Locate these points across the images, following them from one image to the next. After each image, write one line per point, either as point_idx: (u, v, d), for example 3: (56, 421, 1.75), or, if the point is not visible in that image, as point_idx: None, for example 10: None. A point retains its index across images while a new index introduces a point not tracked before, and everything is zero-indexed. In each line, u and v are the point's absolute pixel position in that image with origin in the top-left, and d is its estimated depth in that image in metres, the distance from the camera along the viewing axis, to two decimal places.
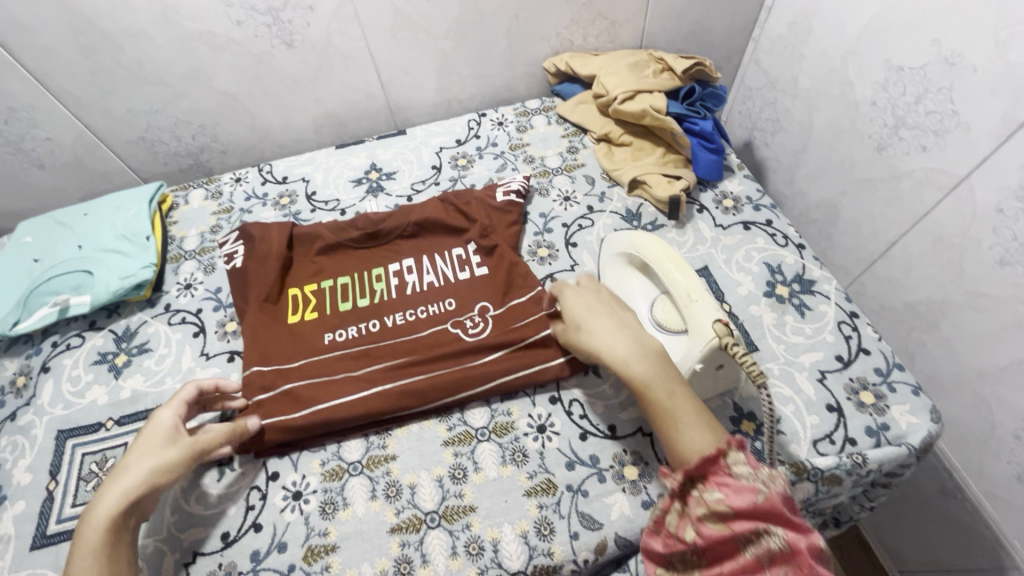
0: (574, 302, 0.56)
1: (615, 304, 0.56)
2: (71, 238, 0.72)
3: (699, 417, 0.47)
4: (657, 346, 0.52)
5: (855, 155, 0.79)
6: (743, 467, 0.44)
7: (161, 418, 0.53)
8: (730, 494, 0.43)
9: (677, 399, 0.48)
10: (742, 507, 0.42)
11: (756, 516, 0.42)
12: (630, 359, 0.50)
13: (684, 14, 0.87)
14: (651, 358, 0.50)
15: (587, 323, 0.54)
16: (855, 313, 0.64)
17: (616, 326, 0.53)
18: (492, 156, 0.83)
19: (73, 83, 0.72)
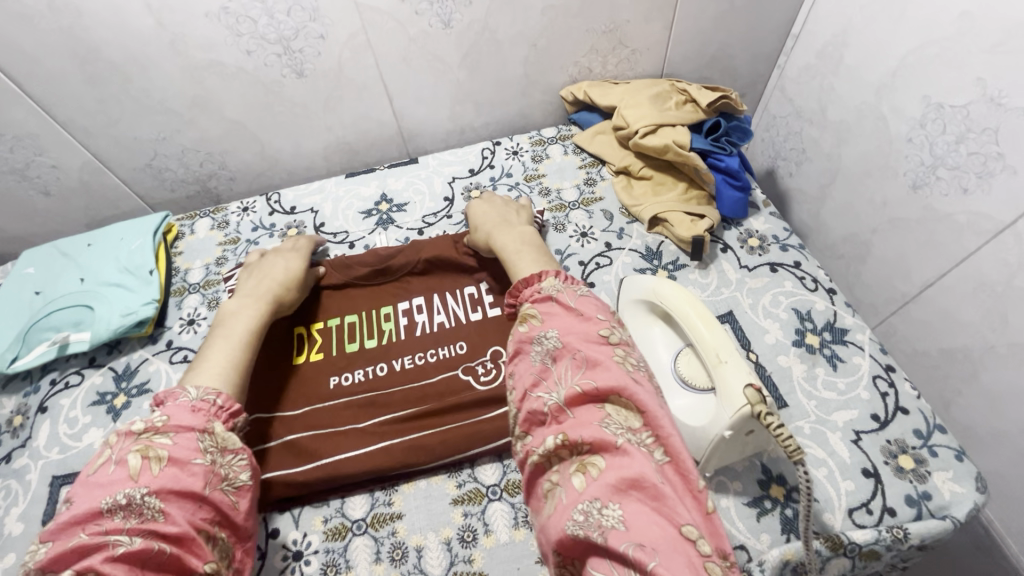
0: (482, 207, 0.69)
1: (509, 215, 0.66)
2: (73, 271, 0.70)
3: (535, 257, 0.58)
4: (518, 227, 0.64)
5: (887, 192, 0.76)
6: (550, 283, 0.51)
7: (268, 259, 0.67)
8: (584, 343, 0.44)
9: (519, 254, 0.58)
10: (545, 309, 0.48)
11: (604, 368, 0.42)
12: (502, 242, 0.61)
13: (707, 42, 0.84)
14: (524, 246, 0.60)
15: (484, 213, 0.67)
16: (891, 366, 0.60)
17: (504, 219, 0.65)
18: (506, 187, 0.80)
19: (80, 111, 0.70)
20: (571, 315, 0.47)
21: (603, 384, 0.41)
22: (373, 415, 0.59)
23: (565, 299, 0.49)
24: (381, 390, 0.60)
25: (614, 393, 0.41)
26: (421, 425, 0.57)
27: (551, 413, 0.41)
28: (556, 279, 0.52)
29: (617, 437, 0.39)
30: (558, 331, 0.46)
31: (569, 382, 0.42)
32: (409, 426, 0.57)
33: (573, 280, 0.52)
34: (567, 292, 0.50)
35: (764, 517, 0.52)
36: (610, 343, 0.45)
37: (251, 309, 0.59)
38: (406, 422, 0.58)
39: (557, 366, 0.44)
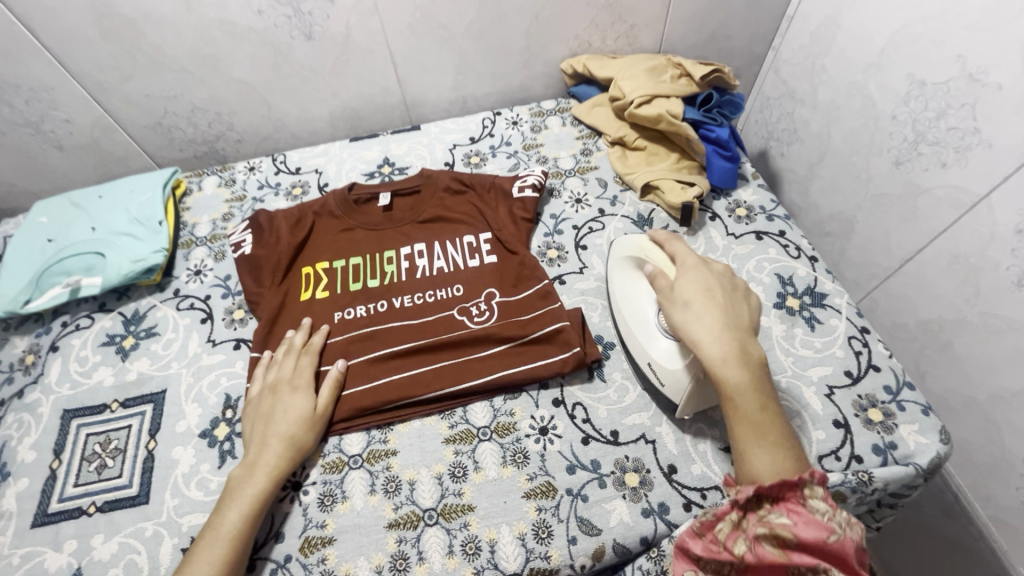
0: (691, 279, 0.54)
1: (733, 299, 0.53)
2: (85, 220, 0.73)
3: (782, 428, 0.46)
4: (755, 351, 0.50)
5: (872, 169, 0.78)
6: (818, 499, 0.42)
7: (280, 369, 0.60)
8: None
9: (773, 410, 0.47)
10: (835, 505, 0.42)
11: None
12: (746, 390, 0.47)
13: (704, 20, 0.86)
14: (767, 393, 0.48)
15: (724, 315, 0.51)
16: (866, 328, 0.63)
17: (746, 323, 0.52)
18: (505, 155, 0.83)
19: (94, 66, 0.73)
20: (846, 560, 0.40)
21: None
22: (371, 348, 0.62)
23: (846, 538, 0.40)
24: (381, 325, 0.64)
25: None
26: (419, 362, 0.61)
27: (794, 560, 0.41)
28: (820, 488, 0.43)
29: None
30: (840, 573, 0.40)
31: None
32: (408, 364, 0.61)
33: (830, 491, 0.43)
34: (848, 529, 0.41)
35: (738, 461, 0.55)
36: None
37: (275, 447, 0.54)
38: (405, 359, 0.61)
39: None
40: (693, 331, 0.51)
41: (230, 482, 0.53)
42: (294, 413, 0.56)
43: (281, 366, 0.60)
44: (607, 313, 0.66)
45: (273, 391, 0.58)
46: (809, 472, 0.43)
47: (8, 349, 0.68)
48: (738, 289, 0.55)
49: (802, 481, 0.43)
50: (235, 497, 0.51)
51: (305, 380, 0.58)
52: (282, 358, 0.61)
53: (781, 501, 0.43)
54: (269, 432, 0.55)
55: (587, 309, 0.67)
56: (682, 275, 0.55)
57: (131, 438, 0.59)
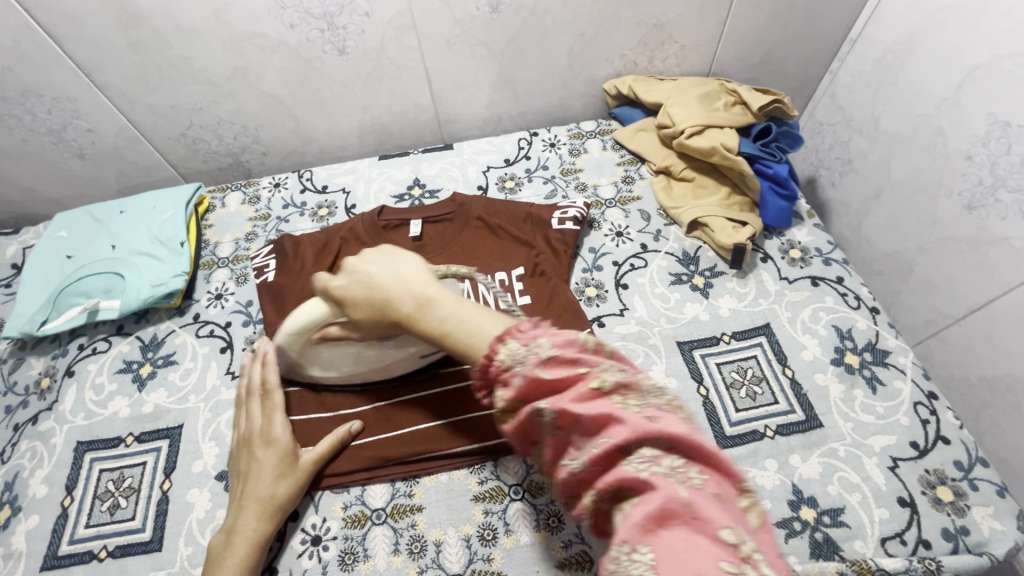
0: (353, 286, 0.45)
1: (399, 258, 0.46)
2: (105, 236, 0.70)
3: (484, 315, 0.40)
4: (422, 293, 0.42)
5: (938, 210, 0.73)
6: (511, 348, 0.35)
7: (252, 422, 0.55)
8: (578, 401, 0.33)
9: (464, 323, 0.40)
10: (571, 397, 0.33)
11: (616, 421, 0.31)
12: (449, 321, 0.40)
13: (761, 42, 0.80)
14: (468, 306, 0.41)
15: (383, 282, 0.44)
16: (933, 393, 0.58)
17: (398, 274, 0.44)
18: (542, 180, 0.78)
19: (119, 77, 0.70)
20: (550, 384, 0.33)
21: (623, 441, 0.31)
22: (395, 393, 0.59)
23: (536, 366, 0.34)
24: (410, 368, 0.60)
25: (640, 445, 0.31)
26: (447, 411, 0.58)
27: (580, 478, 0.32)
28: (514, 338, 0.36)
29: (644, 472, 0.30)
30: (548, 401, 0.33)
31: (587, 444, 0.32)
32: (436, 412, 0.58)
33: (530, 326, 0.36)
34: (536, 353, 0.34)
35: (792, 539, 0.50)
36: (607, 387, 0.33)
37: (254, 509, 0.51)
38: (431, 405, 0.58)
39: (568, 434, 0.33)
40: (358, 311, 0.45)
41: (214, 549, 0.50)
42: (273, 471, 0.52)
43: (249, 418, 0.56)
44: (649, 361, 0.62)
45: (248, 446, 0.54)
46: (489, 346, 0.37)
47: (23, 370, 0.66)
48: (382, 252, 0.47)
49: (488, 357, 0.36)
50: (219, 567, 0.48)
51: (278, 435, 0.54)
52: (246, 404, 0.57)
53: (490, 377, 0.36)
54: (246, 494, 0.52)
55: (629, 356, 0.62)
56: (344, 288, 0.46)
57: (145, 477, 0.56)
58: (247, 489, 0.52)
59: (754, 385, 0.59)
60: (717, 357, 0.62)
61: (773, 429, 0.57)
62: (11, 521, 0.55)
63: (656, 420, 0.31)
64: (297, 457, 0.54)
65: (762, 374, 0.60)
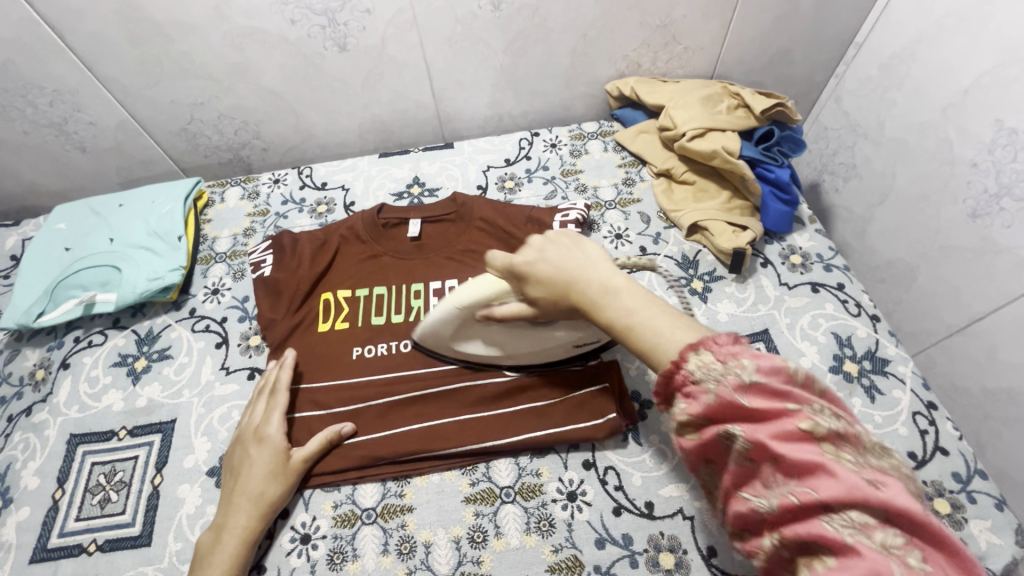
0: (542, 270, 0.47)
1: (577, 247, 0.47)
2: (103, 230, 0.70)
3: (677, 321, 0.40)
4: (609, 281, 0.44)
5: (942, 218, 0.72)
6: (745, 369, 0.34)
7: (250, 418, 0.56)
8: (777, 438, 0.33)
9: (653, 320, 0.40)
10: (779, 435, 0.33)
11: (825, 473, 0.31)
12: (636, 313, 0.41)
13: (765, 45, 0.80)
14: (655, 302, 0.42)
15: (585, 267, 0.45)
16: (933, 403, 0.57)
17: (591, 264, 0.45)
18: (541, 180, 0.78)
19: (120, 70, 0.70)
20: (747, 412, 0.34)
21: (830, 498, 0.30)
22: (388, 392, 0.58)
23: (734, 392, 0.34)
24: (404, 369, 0.60)
25: (845, 505, 0.30)
26: (440, 412, 0.57)
27: (767, 519, 0.32)
28: (708, 350, 0.36)
29: (844, 536, 0.29)
30: (740, 427, 0.34)
31: (779, 486, 0.32)
32: (429, 412, 0.57)
33: (727, 340, 0.36)
34: (736, 376, 0.34)
35: None
36: (820, 433, 0.32)
37: (244, 506, 0.51)
38: (423, 405, 0.57)
39: (760, 467, 0.33)
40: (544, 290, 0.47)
41: (204, 545, 0.50)
42: (264, 468, 0.52)
43: (248, 415, 0.57)
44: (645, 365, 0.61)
45: (242, 442, 0.55)
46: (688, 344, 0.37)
47: (19, 361, 0.66)
48: (558, 237, 0.49)
49: (674, 365, 0.37)
50: (208, 563, 0.48)
51: (269, 432, 0.54)
52: (255, 400, 0.58)
53: (674, 386, 0.37)
54: (236, 490, 0.52)
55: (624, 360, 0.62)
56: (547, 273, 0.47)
57: (136, 471, 0.56)
58: (238, 485, 0.52)
59: None
60: None
61: None
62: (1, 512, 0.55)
63: (881, 486, 0.30)
64: (287, 453, 0.54)
65: None
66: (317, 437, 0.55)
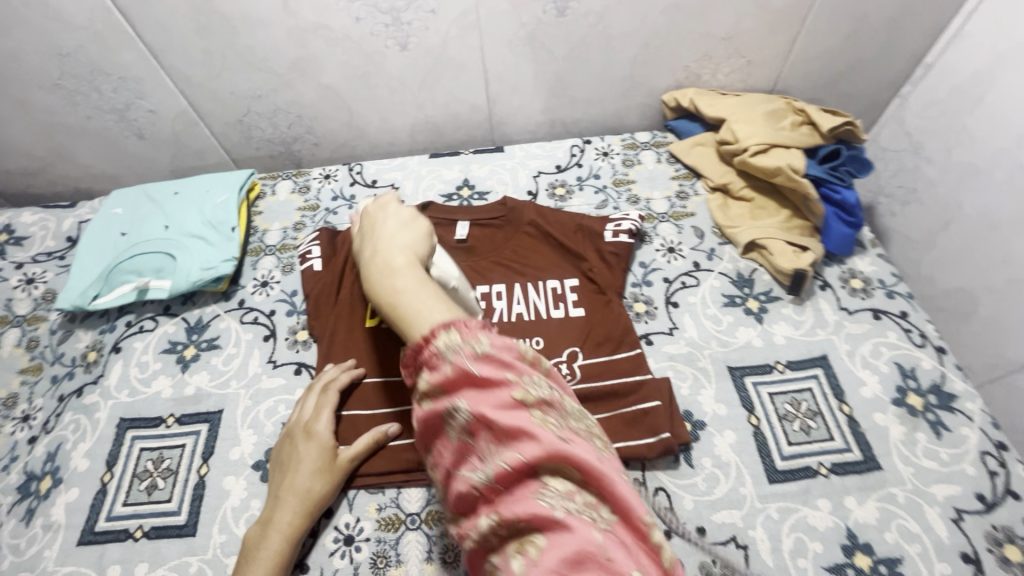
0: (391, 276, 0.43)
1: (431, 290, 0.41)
2: (159, 217, 0.71)
3: (440, 302, 0.39)
4: (420, 325, 0.38)
5: (1012, 249, 0.69)
6: (457, 343, 0.35)
7: (299, 413, 0.57)
8: (498, 409, 0.33)
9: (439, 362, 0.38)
10: (498, 406, 0.33)
11: (530, 437, 0.32)
12: (401, 293, 0.41)
13: (831, 61, 0.78)
14: (427, 287, 0.41)
15: (382, 240, 0.46)
16: (1003, 444, 0.55)
17: (405, 242, 0.46)
18: (593, 189, 0.77)
19: (185, 60, 0.70)
20: (476, 381, 0.34)
21: (529, 457, 0.31)
22: None
23: (466, 358, 0.34)
24: None
25: (543, 462, 0.31)
26: None
27: (479, 493, 0.32)
28: (456, 330, 0.36)
29: (556, 509, 0.30)
30: (467, 400, 0.33)
31: (493, 456, 0.32)
32: None
33: (475, 323, 0.37)
34: (522, 387, 0.34)
35: None
36: (530, 402, 0.33)
37: (291, 502, 0.50)
38: None
39: (475, 440, 0.33)
40: (362, 254, 0.48)
41: (250, 539, 0.50)
42: (312, 465, 0.52)
43: (298, 410, 0.57)
44: (698, 385, 0.59)
45: (292, 438, 0.55)
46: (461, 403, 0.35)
47: (71, 342, 0.67)
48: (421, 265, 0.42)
49: (426, 338, 0.36)
50: (254, 558, 0.48)
51: (318, 428, 0.54)
52: (304, 397, 0.58)
53: (421, 359, 0.36)
54: (284, 485, 0.52)
55: (676, 378, 0.60)
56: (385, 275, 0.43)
57: (183, 460, 0.57)
58: (285, 480, 0.52)
59: (809, 420, 0.57)
60: (770, 386, 0.59)
61: (827, 467, 0.54)
62: (51, 492, 0.56)
63: (569, 443, 0.32)
64: (334, 450, 0.54)
65: (817, 408, 0.57)
66: (364, 437, 0.55)
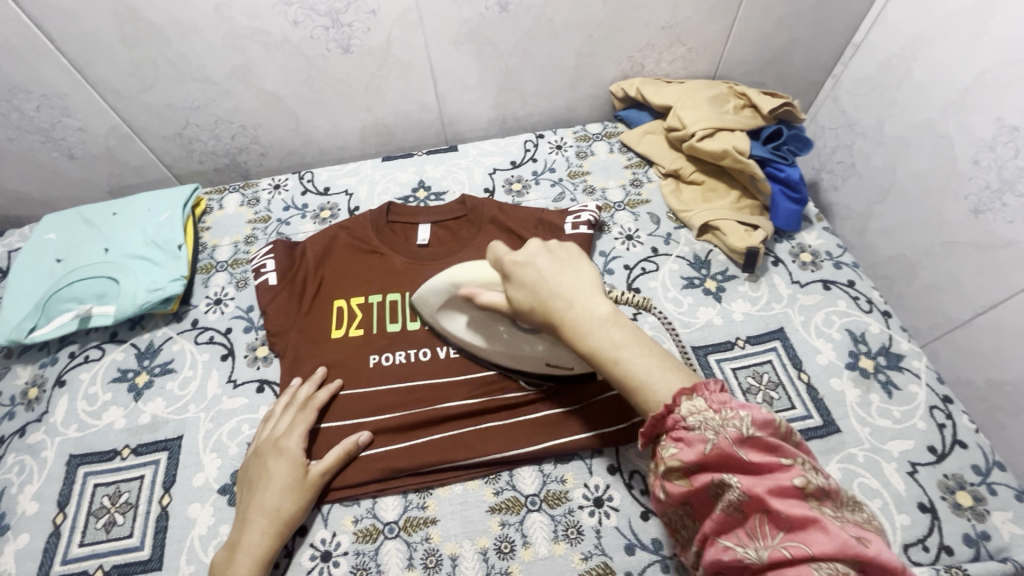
0: (545, 282, 0.47)
1: (608, 307, 0.45)
2: (97, 240, 0.67)
3: (665, 366, 0.42)
4: (598, 311, 0.44)
5: (945, 214, 0.73)
6: (692, 408, 0.38)
7: (270, 429, 0.55)
8: (775, 492, 0.34)
9: (661, 380, 0.41)
10: (763, 488, 0.35)
11: (817, 527, 0.33)
12: (622, 348, 0.43)
13: (767, 45, 0.80)
14: (640, 341, 0.43)
15: (543, 283, 0.47)
16: (948, 397, 0.58)
17: (580, 283, 0.46)
18: (549, 182, 0.77)
19: (113, 73, 0.67)
20: (742, 463, 0.36)
21: (822, 552, 0.32)
22: (409, 404, 0.57)
23: (733, 442, 0.36)
24: (423, 378, 0.58)
25: (839, 559, 0.31)
26: (461, 420, 0.56)
27: (751, 567, 0.34)
28: (701, 397, 0.38)
29: (814, 574, 0.31)
30: (697, 421, 0.38)
31: (768, 537, 0.34)
32: (449, 421, 0.56)
33: (722, 394, 0.38)
34: (735, 428, 0.37)
35: None
36: (809, 489, 0.34)
37: (259, 521, 0.49)
38: (444, 415, 0.56)
39: (747, 518, 0.35)
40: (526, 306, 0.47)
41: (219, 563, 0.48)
42: (281, 483, 0.50)
43: (268, 427, 0.55)
44: None
45: (260, 455, 0.53)
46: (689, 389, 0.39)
47: (9, 379, 0.63)
48: (557, 252, 0.49)
49: (668, 409, 0.39)
50: None
51: (287, 444, 0.53)
52: (280, 414, 0.56)
53: (663, 431, 0.39)
54: (253, 506, 0.50)
55: None
56: (552, 298, 0.46)
57: (143, 492, 0.54)
58: (254, 500, 0.50)
59: (771, 390, 0.59)
60: (732, 361, 0.61)
61: None
62: None
63: (868, 542, 0.32)
64: (304, 464, 0.52)
65: (777, 379, 0.60)
66: (336, 451, 0.53)
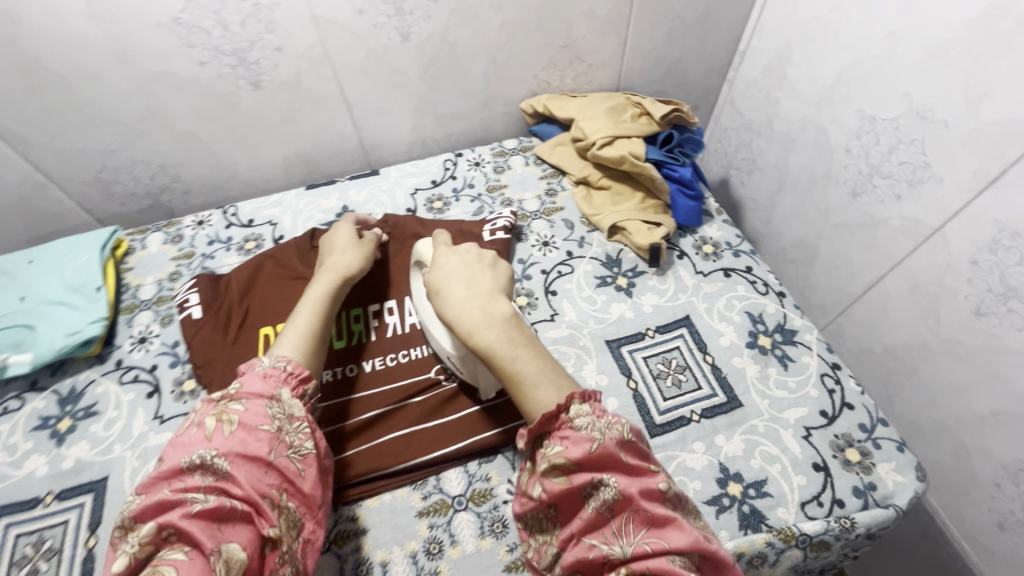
0: (452, 283, 0.51)
1: (510, 317, 0.49)
2: (13, 289, 0.67)
3: (548, 370, 0.46)
4: (500, 313, 0.49)
5: (830, 199, 0.80)
6: (583, 415, 0.43)
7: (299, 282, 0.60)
8: (644, 494, 0.40)
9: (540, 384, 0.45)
10: (639, 490, 0.40)
11: (673, 524, 0.39)
12: (516, 358, 0.46)
13: (661, 57, 0.87)
14: (532, 348, 0.48)
15: (450, 283, 0.51)
16: (837, 364, 0.64)
17: (484, 290, 0.51)
18: (469, 199, 0.81)
19: (19, 123, 0.67)
20: (622, 465, 0.41)
21: (676, 546, 0.37)
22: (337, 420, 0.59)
23: (615, 443, 0.42)
24: (350, 394, 0.61)
25: (689, 553, 0.38)
26: (388, 430, 0.59)
27: (610, 562, 0.38)
28: (589, 405, 0.44)
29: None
30: (613, 476, 0.41)
31: (633, 535, 0.39)
32: (377, 432, 0.58)
33: (610, 409, 0.44)
34: (618, 431, 0.42)
35: (722, 514, 0.53)
36: (667, 494, 0.41)
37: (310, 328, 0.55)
38: (372, 427, 0.59)
39: (616, 517, 0.40)
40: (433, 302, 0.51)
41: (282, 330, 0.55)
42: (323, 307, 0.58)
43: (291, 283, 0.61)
44: (581, 362, 0.64)
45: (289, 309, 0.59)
46: (571, 394, 0.45)
47: None
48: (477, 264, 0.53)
49: (560, 409, 0.44)
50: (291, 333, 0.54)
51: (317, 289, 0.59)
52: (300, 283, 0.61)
53: (553, 432, 0.44)
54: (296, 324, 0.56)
55: (560, 359, 0.64)
56: (452, 298, 0.50)
57: (67, 537, 0.53)
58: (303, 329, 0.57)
59: (679, 374, 0.63)
60: (642, 351, 0.65)
61: (698, 413, 0.60)
62: None
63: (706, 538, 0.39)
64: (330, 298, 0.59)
65: (685, 362, 0.64)
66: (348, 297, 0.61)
